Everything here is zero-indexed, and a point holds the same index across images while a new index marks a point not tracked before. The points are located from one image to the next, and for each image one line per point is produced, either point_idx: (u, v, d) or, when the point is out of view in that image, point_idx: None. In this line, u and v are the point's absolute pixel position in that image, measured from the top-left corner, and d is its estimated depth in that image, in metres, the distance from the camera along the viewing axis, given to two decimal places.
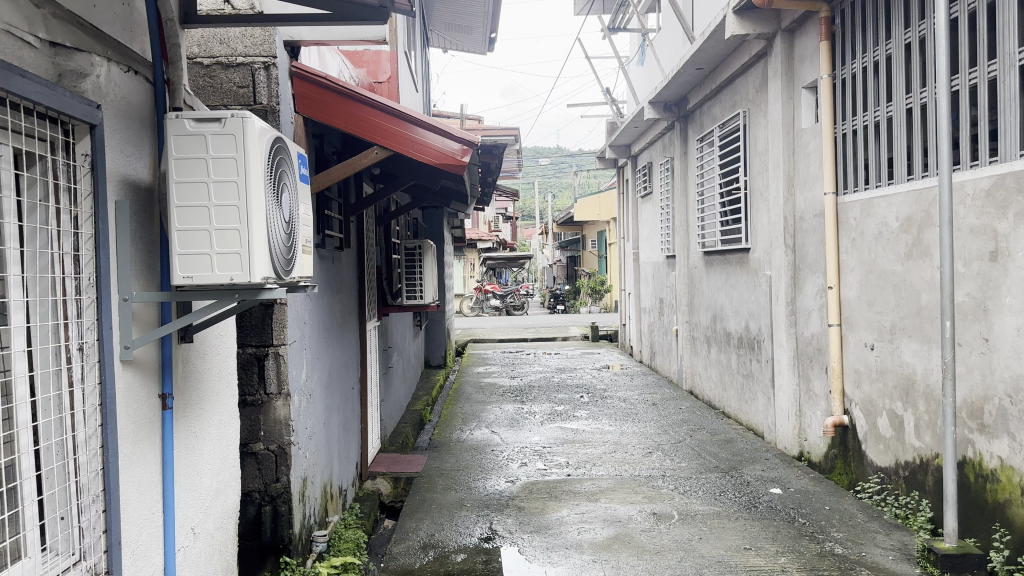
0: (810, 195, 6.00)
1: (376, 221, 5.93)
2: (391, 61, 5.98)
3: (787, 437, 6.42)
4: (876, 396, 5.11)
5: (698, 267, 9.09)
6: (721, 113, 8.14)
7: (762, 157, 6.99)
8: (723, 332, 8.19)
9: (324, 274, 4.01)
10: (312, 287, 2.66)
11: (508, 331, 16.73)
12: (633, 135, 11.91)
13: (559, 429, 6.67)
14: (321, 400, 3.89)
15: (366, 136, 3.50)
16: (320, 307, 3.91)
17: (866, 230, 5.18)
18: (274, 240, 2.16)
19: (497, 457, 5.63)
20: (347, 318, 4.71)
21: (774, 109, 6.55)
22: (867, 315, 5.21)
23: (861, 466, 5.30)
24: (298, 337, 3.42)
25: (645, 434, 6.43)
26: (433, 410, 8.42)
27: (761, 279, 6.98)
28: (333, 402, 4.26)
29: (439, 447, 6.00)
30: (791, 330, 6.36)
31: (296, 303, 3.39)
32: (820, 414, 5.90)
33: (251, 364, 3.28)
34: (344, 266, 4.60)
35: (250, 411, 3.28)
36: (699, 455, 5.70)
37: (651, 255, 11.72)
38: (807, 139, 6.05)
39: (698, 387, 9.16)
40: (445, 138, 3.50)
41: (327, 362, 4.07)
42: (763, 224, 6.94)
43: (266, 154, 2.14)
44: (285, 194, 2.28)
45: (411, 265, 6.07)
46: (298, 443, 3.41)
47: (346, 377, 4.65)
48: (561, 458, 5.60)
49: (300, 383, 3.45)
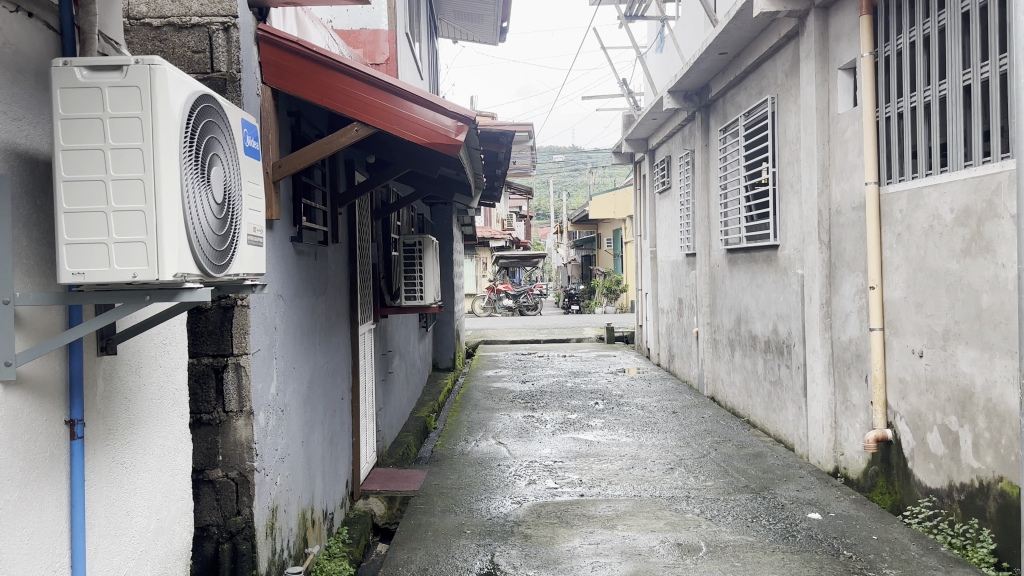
0: (848, 186, 5.46)
1: (372, 216, 5.39)
2: (391, 41, 5.48)
3: (821, 451, 5.89)
4: (925, 410, 4.57)
5: (720, 265, 8.55)
6: (747, 100, 7.61)
7: (794, 147, 6.45)
8: (749, 335, 7.66)
9: (303, 273, 3.52)
10: (261, 287, 2.18)
11: (520, 332, 16.24)
12: (651, 127, 11.38)
13: (572, 440, 6.16)
14: (298, 415, 3.41)
15: (347, 111, 3.01)
16: (298, 309, 3.43)
17: (914, 224, 4.64)
18: (196, 227, 1.69)
19: (503, 473, 5.12)
20: (336, 321, 4.23)
21: (807, 93, 6.01)
22: (915, 319, 4.67)
23: (907, 487, 4.76)
24: (265, 345, 2.95)
25: (665, 446, 5.90)
26: (438, 417, 7.93)
27: (791, 279, 6.45)
28: (316, 417, 3.78)
29: (439, 462, 5.49)
30: (825, 334, 5.83)
31: (262, 305, 2.91)
32: (858, 428, 5.36)
33: (208, 377, 2.80)
34: (331, 263, 4.10)
35: (208, 433, 2.81)
36: (726, 473, 5.17)
37: (670, 254, 11.19)
38: (845, 125, 5.51)
39: (720, 393, 8.62)
40: (437, 114, 3.00)
41: (306, 372, 3.59)
42: (795, 220, 6.40)
43: (184, 117, 1.67)
44: (215, 169, 1.81)
45: (409, 263, 5.52)
46: (266, 469, 2.94)
47: (333, 387, 4.17)
48: (574, 475, 5.07)
49: (268, 399, 2.98)
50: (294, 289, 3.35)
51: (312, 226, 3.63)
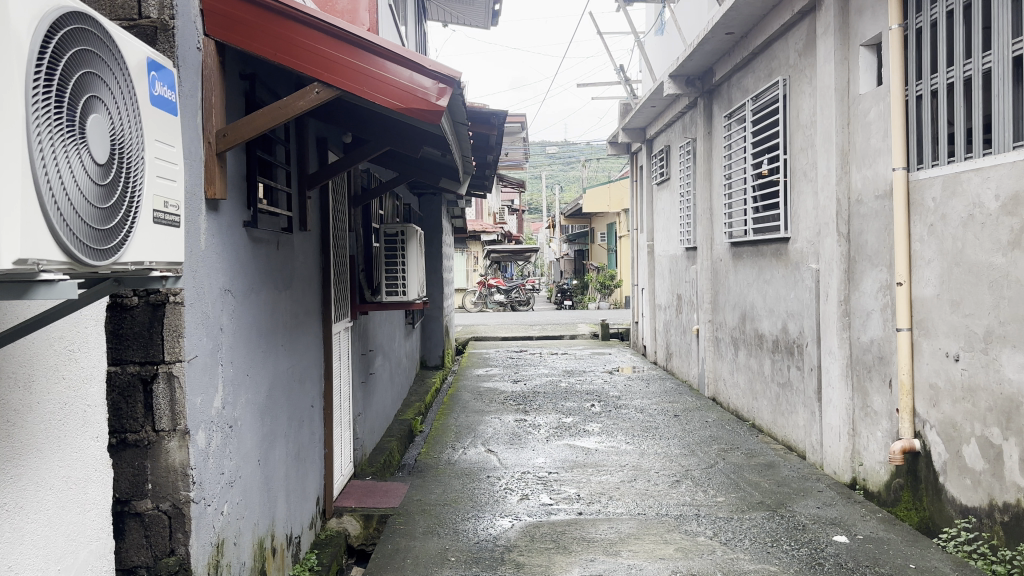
0: (870, 173, 5.01)
1: (349, 203, 4.88)
2: (370, 11, 4.99)
3: (837, 461, 5.45)
4: (960, 420, 4.12)
5: (723, 260, 8.09)
6: (754, 83, 7.15)
7: (808, 132, 5.99)
8: (754, 333, 7.21)
9: (260, 265, 3.03)
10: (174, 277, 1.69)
11: (513, 328, 15.76)
12: (649, 116, 10.92)
13: (567, 447, 5.68)
14: (251, 430, 2.92)
15: (305, 69, 2.52)
16: (253, 306, 2.94)
17: (951, 213, 4.18)
18: (56, 196, 1.20)
19: (492, 487, 4.64)
20: (304, 319, 3.74)
21: (824, 72, 5.55)
22: (950, 319, 4.21)
23: (939, 504, 4.31)
24: (206, 350, 2.46)
25: (669, 455, 5.44)
26: (425, 420, 7.45)
27: (804, 275, 5.99)
28: (277, 430, 3.30)
29: (423, 472, 5.00)
30: (842, 334, 5.38)
31: (201, 302, 2.42)
32: (881, 437, 4.91)
33: (134, 390, 2.30)
34: (297, 253, 3.59)
35: (134, 456, 2.31)
36: (737, 486, 4.71)
37: (668, 248, 10.71)
38: (868, 107, 5.05)
39: (723, 394, 8.16)
40: (414, 74, 2.51)
41: (265, 379, 3.11)
42: (809, 210, 5.94)
43: (38, 41, 1.16)
44: (93, 116, 1.32)
45: (390, 255, 5.03)
46: (207, 499, 2.45)
47: (301, 395, 3.68)
48: (571, 489, 4.58)
49: (210, 415, 2.49)
50: (247, 284, 2.86)
51: (271, 210, 3.12)
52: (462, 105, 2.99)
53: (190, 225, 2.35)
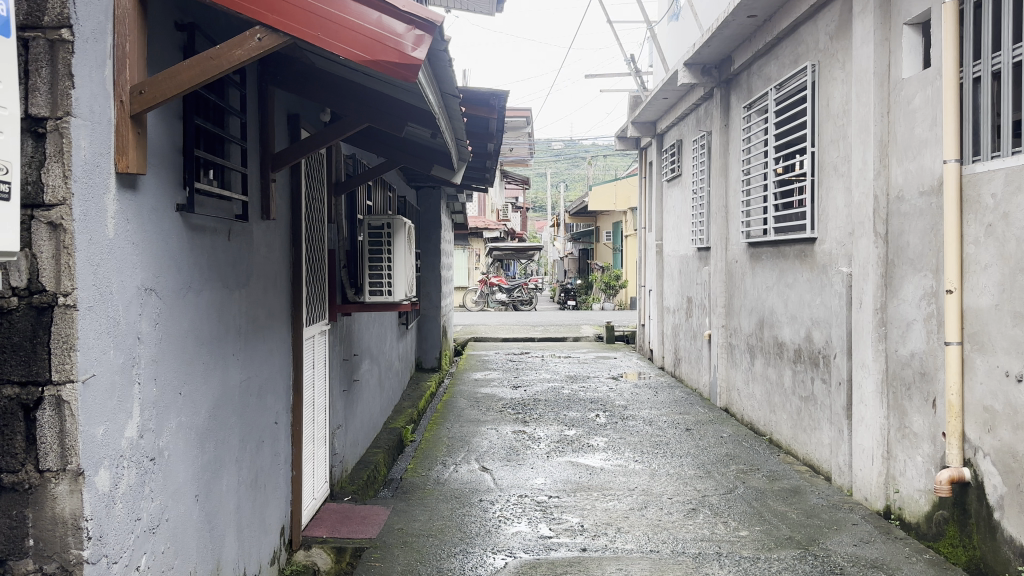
0: (915, 166, 4.47)
1: (330, 190, 4.34)
2: None
3: (869, 486, 4.91)
4: (1020, 448, 3.57)
5: (739, 261, 7.55)
6: (777, 71, 6.61)
7: (841, 123, 5.45)
8: (773, 341, 6.67)
9: (200, 258, 2.50)
10: None
11: (515, 329, 15.24)
12: (660, 108, 10.39)
13: (570, 465, 5.15)
14: (184, 459, 2.39)
15: (244, 7, 2.00)
16: (190, 309, 2.42)
17: (1014, 212, 3.63)
18: None
19: (485, 514, 4.10)
20: (267, 322, 3.21)
21: (861, 55, 5.01)
22: (1011, 332, 3.66)
23: (992, 544, 3.76)
24: (113, 366, 1.94)
25: (682, 477, 4.90)
26: (416, 429, 6.92)
27: (833, 279, 5.46)
28: (226, 455, 2.77)
29: (408, 494, 4.46)
30: (878, 346, 4.84)
31: (106, 304, 1.89)
32: (922, 462, 4.37)
33: (13, 418, 1.79)
34: (258, 246, 3.06)
35: (12, 504, 1.80)
36: (760, 517, 4.17)
37: (678, 248, 10.17)
38: (912, 92, 4.51)
39: (736, 405, 7.63)
40: (383, 16, 2.01)
41: (208, 397, 2.58)
42: (840, 208, 5.41)
43: None
44: None
45: (375, 251, 4.49)
46: (113, 555, 1.93)
47: (260, 411, 3.16)
48: (574, 519, 4.04)
49: (119, 448, 1.96)
50: (180, 284, 2.34)
51: (220, 192, 2.59)
52: (446, 62, 2.48)
53: (89, 205, 1.82)
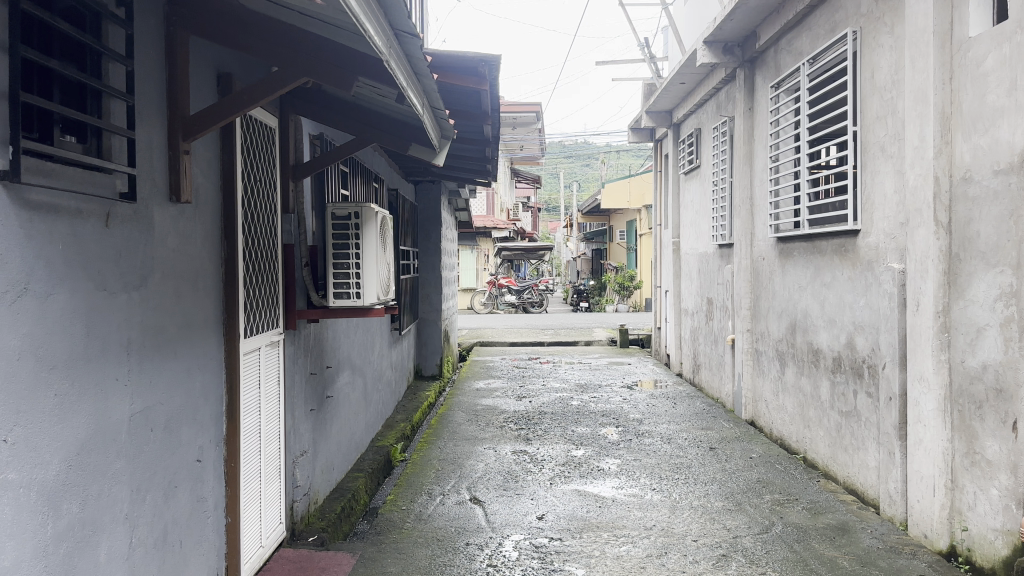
0: (987, 140, 3.73)
1: (289, 175, 3.65)
2: None
3: (929, 521, 4.16)
4: None
5: (766, 259, 6.81)
6: (810, 42, 5.87)
7: (888, 96, 4.71)
8: (806, 347, 5.93)
9: (49, 250, 1.80)
10: None
11: (523, 332, 14.53)
12: (677, 95, 9.64)
13: (577, 495, 4.42)
14: (13, 532, 1.68)
15: None
16: (25, 320, 1.72)
17: None
18: None
19: (469, 566, 3.37)
20: (181, 334, 2.51)
21: (916, 12, 4.26)
22: None
23: None
24: None
25: (708, 511, 4.17)
26: (407, 448, 6.22)
27: (881, 277, 4.70)
28: (105, 515, 2.06)
29: (381, 536, 3.76)
30: (939, 356, 4.08)
31: None
32: (998, 497, 3.62)
33: None
34: (162, 235, 2.36)
35: None
36: (804, 566, 3.43)
37: (697, 245, 9.42)
38: (982, 51, 3.77)
39: (764, 418, 6.89)
40: None
41: (67, 441, 1.88)
42: (889, 195, 4.67)
43: None
44: None
45: (340, 245, 3.81)
46: None
47: (171, 450, 2.46)
48: (577, 570, 3.32)
49: None
50: (2, 286, 1.64)
51: (83, 157, 1.89)
52: None
53: None
